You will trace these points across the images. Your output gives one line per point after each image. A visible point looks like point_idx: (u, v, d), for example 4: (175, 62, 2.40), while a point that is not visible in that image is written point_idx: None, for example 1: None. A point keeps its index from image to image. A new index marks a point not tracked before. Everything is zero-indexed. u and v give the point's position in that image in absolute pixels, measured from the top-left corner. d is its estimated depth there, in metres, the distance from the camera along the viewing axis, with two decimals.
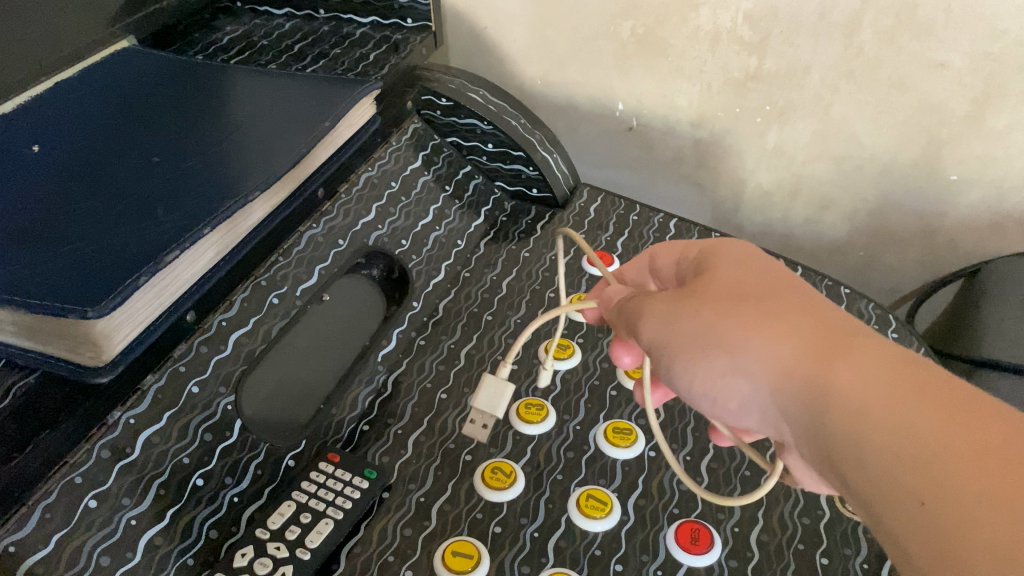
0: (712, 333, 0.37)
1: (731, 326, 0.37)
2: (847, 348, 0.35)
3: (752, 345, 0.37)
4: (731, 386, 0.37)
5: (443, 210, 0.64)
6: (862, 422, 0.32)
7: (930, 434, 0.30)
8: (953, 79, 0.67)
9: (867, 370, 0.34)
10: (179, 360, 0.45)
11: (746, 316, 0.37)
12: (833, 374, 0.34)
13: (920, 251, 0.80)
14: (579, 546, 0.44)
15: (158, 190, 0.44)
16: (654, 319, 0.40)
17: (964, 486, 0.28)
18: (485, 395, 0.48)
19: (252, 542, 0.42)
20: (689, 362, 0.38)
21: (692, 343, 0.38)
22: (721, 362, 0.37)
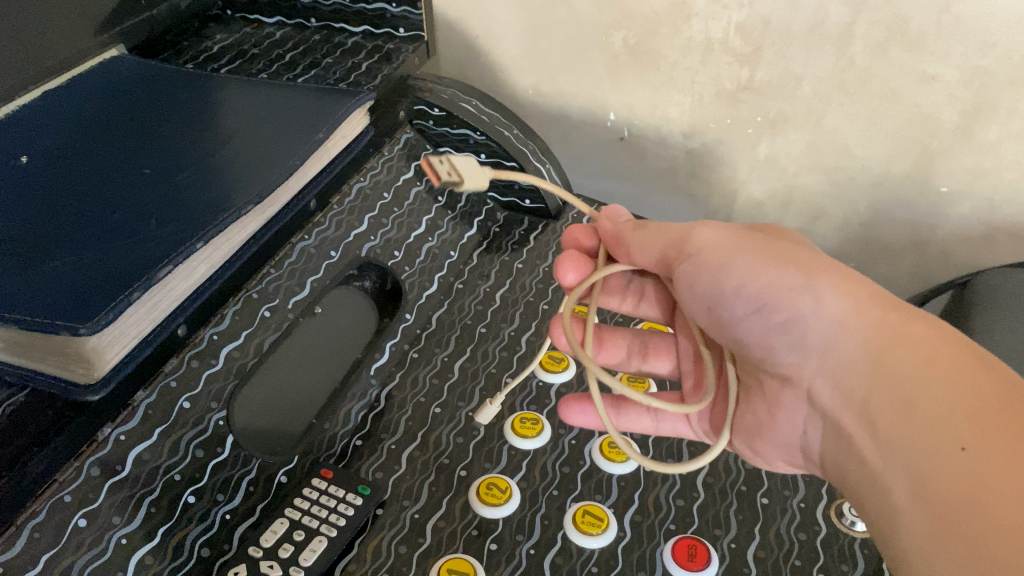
0: (799, 264, 0.43)
1: (822, 269, 0.43)
2: (915, 319, 0.41)
3: (831, 282, 0.42)
4: (790, 304, 0.42)
5: (436, 221, 0.64)
6: (927, 367, 0.38)
7: (993, 400, 0.36)
8: (944, 91, 0.67)
9: (934, 336, 0.39)
10: (171, 375, 0.44)
11: (835, 269, 0.43)
12: (904, 329, 0.40)
13: (911, 263, 0.80)
14: (576, 563, 0.44)
15: (151, 202, 0.44)
16: (732, 242, 0.45)
17: (1008, 439, 0.34)
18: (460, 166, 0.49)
19: (245, 560, 0.41)
20: (760, 276, 0.43)
21: (770, 266, 0.43)
22: (794, 283, 0.42)
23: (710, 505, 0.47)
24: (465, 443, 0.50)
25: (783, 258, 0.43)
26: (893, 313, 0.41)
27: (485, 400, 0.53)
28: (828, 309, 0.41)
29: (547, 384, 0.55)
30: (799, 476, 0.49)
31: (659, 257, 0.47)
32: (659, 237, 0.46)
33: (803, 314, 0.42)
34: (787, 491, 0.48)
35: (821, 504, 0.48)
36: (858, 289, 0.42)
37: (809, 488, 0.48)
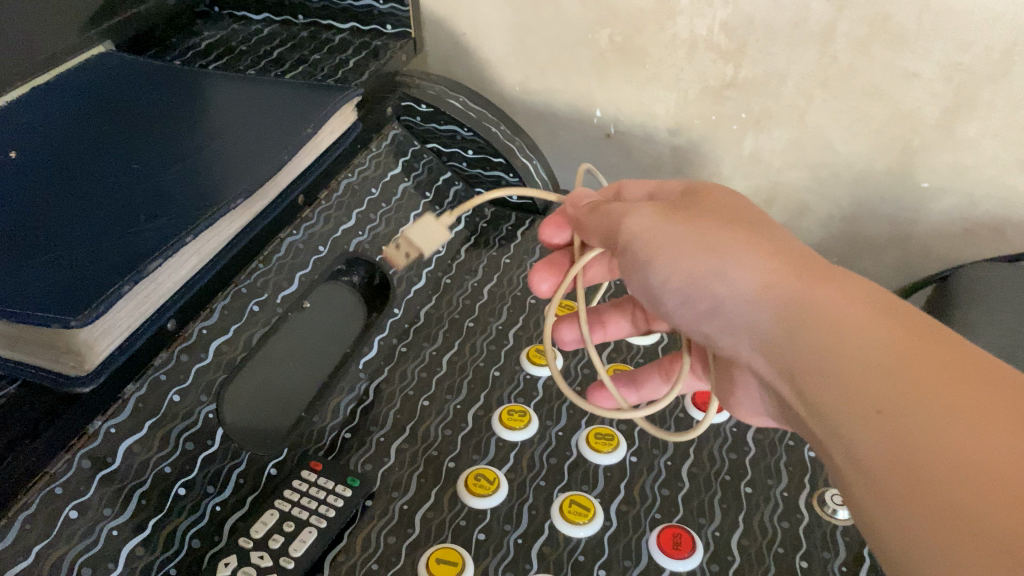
0: (703, 239, 0.39)
1: (732, 241, 0.39)
2: (829, 274, 0.37)
3: (741, 253, 0.38)
4: (705, 288, 0.39)
5: (423, 216, 0.64)
6: (845, 332, 0.34)
7: (920, 358, 0.31)
8: (925, 88, 0.68)
9: (860, 294, 0.36)
10: (160, 368, 0.45)
11: (734, 233, 0.39)
12: (813, 292, 0.36)
13: (894, 257, 0.81)
14: (563, 552, 0.44)
15: (139, 197, 0.44)
16: (644, 222, 0.42)
17: (941, 402, 0.29)
18: (420, 231, 0.51)
19: (235, 552, 0.42)
20: (669, 255, 0.40)
21: (679, 245, 0.40)
22: (702, 261, 0.39)
23: (695, 495, 0.48)
24: (453, 435, 0.51)
25: (691, 235, 0.40)
26: (803, 271, 0.37)
27: (473, 393, 0.54)
28: (739, 285, 0.37)
29: (534, 377, 0.55)
30: (783, 465, 0.50)
31: (605, 243, 0.45)
32: (601, 226, 0.45)
33: (718, 294, 0.38)
34: (770, 480, 0.49)
35: (804, 493, 0.48)
36: (771, 255, 0.38)
37: (792, 477, 0.49)
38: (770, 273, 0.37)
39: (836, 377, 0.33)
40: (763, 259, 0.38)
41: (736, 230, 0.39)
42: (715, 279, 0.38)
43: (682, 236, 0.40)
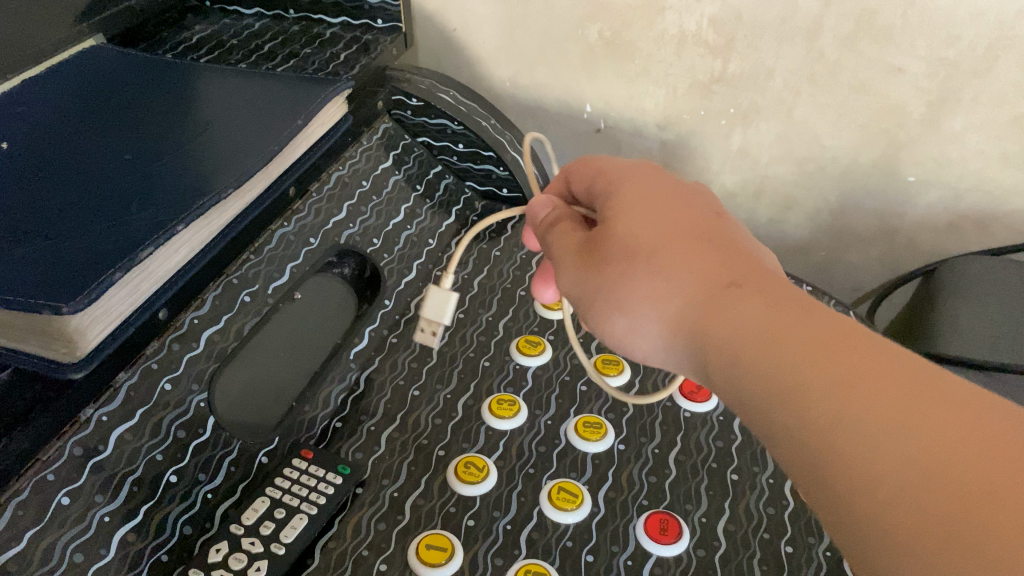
0: (611, 292, 0.41)
1: (633, 291, 0.41)
2: (723, 295, 0.38)
3: (644, 302, 0.40)
4: (635, 343, 0.42)
5: (414, 209, 0.65)
6: (743, 369, 0.36)
7: (806, 378, 0.33)
8: (911, 83, 0.69)
9: (749, 313, 0.37)
10: (152, 357, 0.45)
11: (634, 273, 0.41)
12: (709, 332, 0.38)
13: (880, 250, 0.83)
14: (551, 538, 0.45)
15: (129, 187, 0.44)
16: (568, 281, 0.44)
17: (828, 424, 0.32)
18: (431, 305, 0.51)
19: (226, 538, 0.42)
20: (594, 314, 0.43)
21: (597, 303, 0.42)
22: (619, 321, 0.42)
23: (682, 481, 0.48)
24: (443, 424, 0.51)
25: (601, 294, 0.42)
26: (703, 300, 0.39)
27: (463, 383, 0.54)
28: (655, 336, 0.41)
29: (523, 367, 0.56)
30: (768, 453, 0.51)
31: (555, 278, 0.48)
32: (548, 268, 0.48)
33: (648, 345, 0.42)
34: (756, 467, 0.50)
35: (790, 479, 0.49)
36: (669, 293, 0.40)
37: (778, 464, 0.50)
38: (675, 314, 0.39)
39: (749, 409, 0.36)
40: (666, 302, 0.40)
41: (632, 269, 0.41)
42: (637, 333, 0.42)
43: (593, 289, 0.42)
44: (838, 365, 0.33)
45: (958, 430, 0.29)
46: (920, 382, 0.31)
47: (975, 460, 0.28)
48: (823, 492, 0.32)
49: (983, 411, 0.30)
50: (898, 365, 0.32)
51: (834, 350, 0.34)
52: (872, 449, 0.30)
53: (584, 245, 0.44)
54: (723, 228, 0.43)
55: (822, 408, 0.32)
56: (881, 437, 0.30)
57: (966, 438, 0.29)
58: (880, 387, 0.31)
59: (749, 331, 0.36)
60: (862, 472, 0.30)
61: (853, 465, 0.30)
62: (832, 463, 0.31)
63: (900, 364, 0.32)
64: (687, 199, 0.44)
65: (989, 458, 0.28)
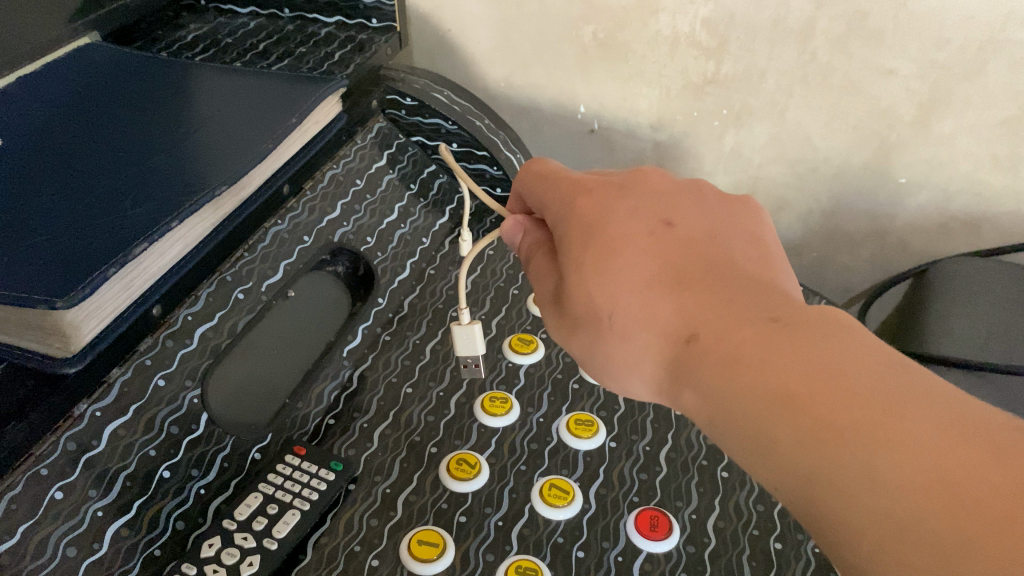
0: (593, 357, 0.41)
1: (610, 354, 0.40)
2: (688, 356, 0.37)
3: (622, 367, 0.40)
4: (631, 389, 0.42)
5: (408, 208, 0.65)
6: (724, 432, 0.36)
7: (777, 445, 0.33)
8: (902, 85, 0.70)
9: (714, 368, 0.36)
10: (145, 354, 0.45)
11: (602, 338, 0.40)
12: (686, 391, 0.37)
13: (871, 251, 0.83)
14: (542, 534, 0.45)
15: (123, 183, 0.45)
16: (553, 332, 0.44)
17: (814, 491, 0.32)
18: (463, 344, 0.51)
19: (219, 533, 0.43)
20: (585, 368, 0.43)
21: (585, 362, 0.42)
22: (609, 378, 0.42)
23: (672, 478, 0.49)
24: (435, 421, 0.51)
25: (585, 356, 0.42)
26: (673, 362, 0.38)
27: (456, 381, 0.54)
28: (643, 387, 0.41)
29: (516, 365, 0.56)
30: None
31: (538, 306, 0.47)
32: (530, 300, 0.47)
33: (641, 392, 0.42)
34: None
35: None
36: (641, 350, 0.39)
37: None
38: (657, 373, 0.39)
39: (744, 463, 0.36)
40: (644, 364, 0.39)
41: (602, 337, 0.40)
42: (629, 386, 0.42)
43: (576, 348, 0.42)
44: (804, 420, 0.32)
45: (930, 482, 0.29)
46: (887, 422, 0.30)
47: (951, 518, 0.28)
48: (824, 548, 0.32)
49: (957, 445, 0.29)
50: (863, 403, 0.31)
51: (798, 398, 0.33)
52: (854, 509, 0.30)
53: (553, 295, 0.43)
54: (677, 241, 0.40)
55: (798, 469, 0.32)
56: (858, 497, 0.30)
57: (939, 491, 0.28)
58: (855, 450, 0.30)
59: (717, 391, 0.35)
60: (847, 532, 0.30)
61: (839, 525, 0.31)
62: (820, 521, 0.32)
63: (866, 400, 0.31)
64: (631, 210, 0.41)
65: (965, 510, 0.28)
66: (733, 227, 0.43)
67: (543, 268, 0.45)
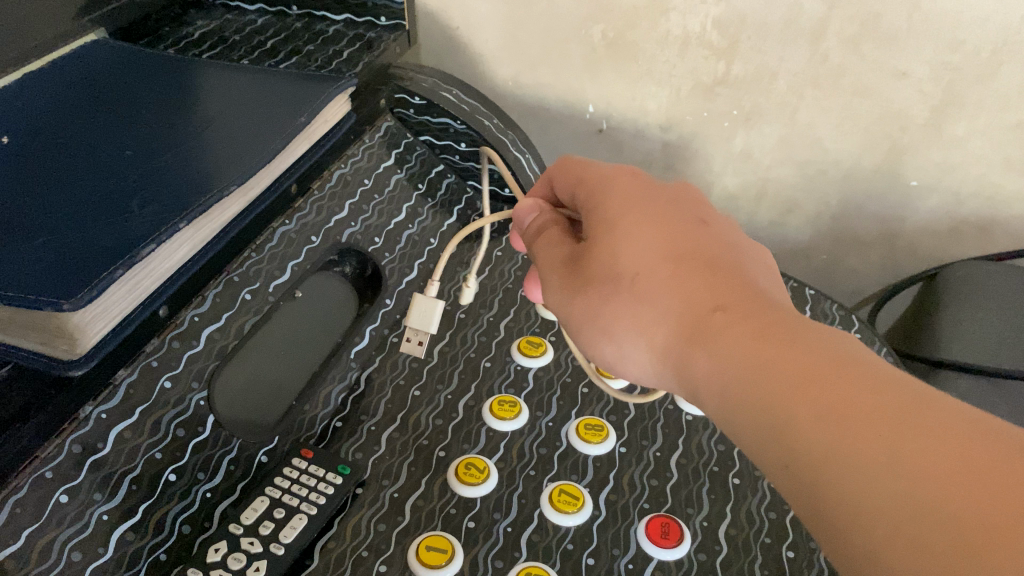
0: (597, 319, 0.41)
1: (618, 315, 0.40)
2: (706, 323, 0.37)
3: (627, 331, 0.40)
4: (625, 367, 0.42)
5: (415, 208, 0.64)
6: (729, 399, 0.35)
7: (789, 412, 0.32)
8: (915, 87, 0.69)
9: (735, 339, 0.35)
10: (152, 355, 0.45)
11: (616, 297, 0.40)
12: (696, 360, 0.37)
13: (881, 254, 0.83)
14: (551, 541, 0.45)
15: (131, 183, 0.44)
16: (555, 299, 0.43)
17: (818, 457, 0.31)
18: (418, 315, 0.53)
19: (225, 537, 0.42)
20: (583, 338, 0.42)
21: (584, 328, 0.42)
22: (607, 346, 0.41)
23: (683, 485, 0.48)
24: (444, 424, 0.51)
25: (588, 318, 0.41)
26: (686, 328, 0.37)
27: (464, 383, 0.54)
28: (642, 360, 0.40)
29: (525, 368, 0.56)
30: None
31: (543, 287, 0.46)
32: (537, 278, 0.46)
33: (636, 368, 0.41)
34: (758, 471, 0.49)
35: None
36: (654, 318, 0.39)
37: None
38: (660, 342, 0.39)
39: (744, 439, 0.35)
40: (651, 331, 0.39)
41: (616, 296, 0.40)
42: (626, 358, 0.41)
43: (579, 312, 0.42)
44: (826, 397, 0.32)
45: (949, 466, 0.28)
46: (914, 410, 0.30)
47: (967, 500, 0.27)
48: (819, 523, 0.31)
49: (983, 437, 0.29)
50: (890, 393, 0.31)
51: (822, 377, 0.32)
52: (864, 484, 0.29)
53: (567, 264, 0.43)
54: (708, 235, 0.41)
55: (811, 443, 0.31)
56: (872, 473, 0.29)
57: (957, 474, 0.28)
58: (873, 421, 0.30)
59: (734, 361, 0.35)
60: (852, 501, 0.29)
61: (845, 502, 0.30)
62: (821, 492, 0.31)
63: (893, 391, 0.31)
64: (671, 203, 0.42)
65: (982, 493, 0.27)
66: (760, 252, 0.43)
67: (561, 243, 0.44)
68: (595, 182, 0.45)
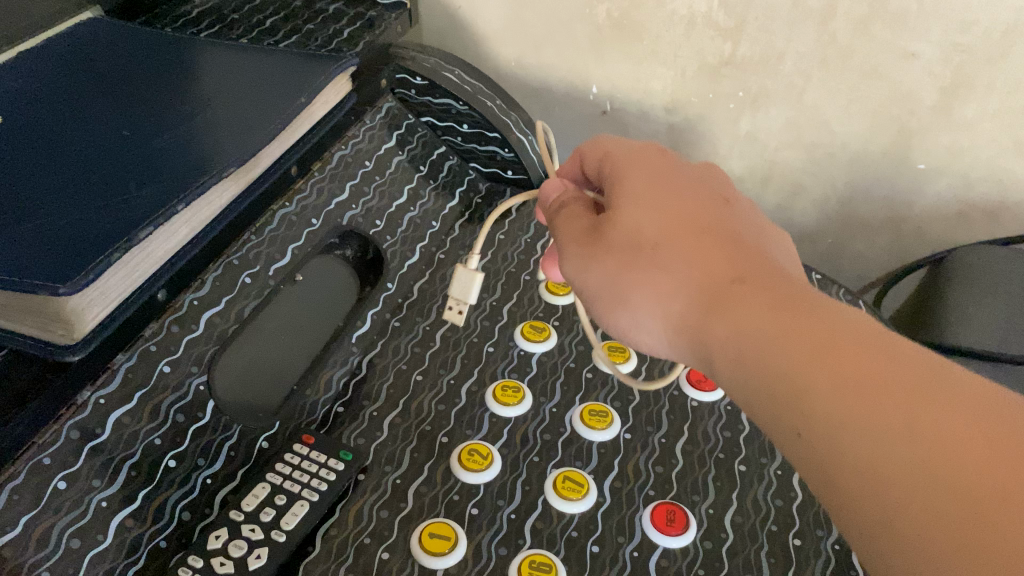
0: (612, 287, 0.40)
1: (636, 282, 0.39)
2: (727, 291, 0.37)
3: (644, 298, 0.39)
4: (636, 337, 0.41)
5: (417, 191, 0.63)
6: (746, 365, 0.35)
7: (808, 378, 0.32)
8: (925, 69, 0.68)
9: (757, 308, 0.35)
10: (151, 339, 0.44)
11: (635, 263, 0.39)
12: (712, 329, 0.37)
13: (887, 239, 0.82)
14: (556, 528, 0.44)
15: (128, 165, 0.43)
16: (568, 266, 0.42)
17: (836, 424, 0.31)
18: (459, 284, 0.53)
19: (226, 524, 0.42)
20: (595, 306, 0.41)
21: (597, 296, 0.41)
22: (620, 314, 0.40)
23: (689, 472, 0.48)
24: (447, 410, 0.50)
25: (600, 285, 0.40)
26: (705, 295, 0.37)
27: (467, 368, 0.53)
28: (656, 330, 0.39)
29: (528, 353, 0.55)
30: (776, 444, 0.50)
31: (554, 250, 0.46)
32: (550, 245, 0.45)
33: (649, 338, 0.40)
34: (764, 458, 0.49)
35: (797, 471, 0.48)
36: (672, 287, 0.38)
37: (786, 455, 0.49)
38: (676, 309, 0.38)
39: (758, 406, 0.35)
40: (668, 298, 0.38)
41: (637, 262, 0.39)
42: (638, 327, 0.40)
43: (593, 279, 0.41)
44: (845, 366, 0.32)
45: (971, 436, 0.28)
46: (935, 379, 0.30)
47: (988, 469, 0.27)
48: (834, 490, 0.31)
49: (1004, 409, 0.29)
50: (910, 362, 0.31)
51: (842, 347, 0.32)
52: (884, 451, 0.29)
53: (585, 233, 0.42)
54: (728, 211, 0.41)
55: (830, 413, 0.31)
56: (893, 443, 0.29)
57: (982, 440, 0.28)
58: (895, 390, 0.30)
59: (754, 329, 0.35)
60: (872, 467, 0.29)
61: (863, 477, 0.29)
62: (839, 458, 0.30)
63: (912, 364, 0.31)
64: (694, 181, 0.42)
65: (1007, 458, 0.27)
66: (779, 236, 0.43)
67: (581, 213, 0.44)
68: (616, 158, 0.45)
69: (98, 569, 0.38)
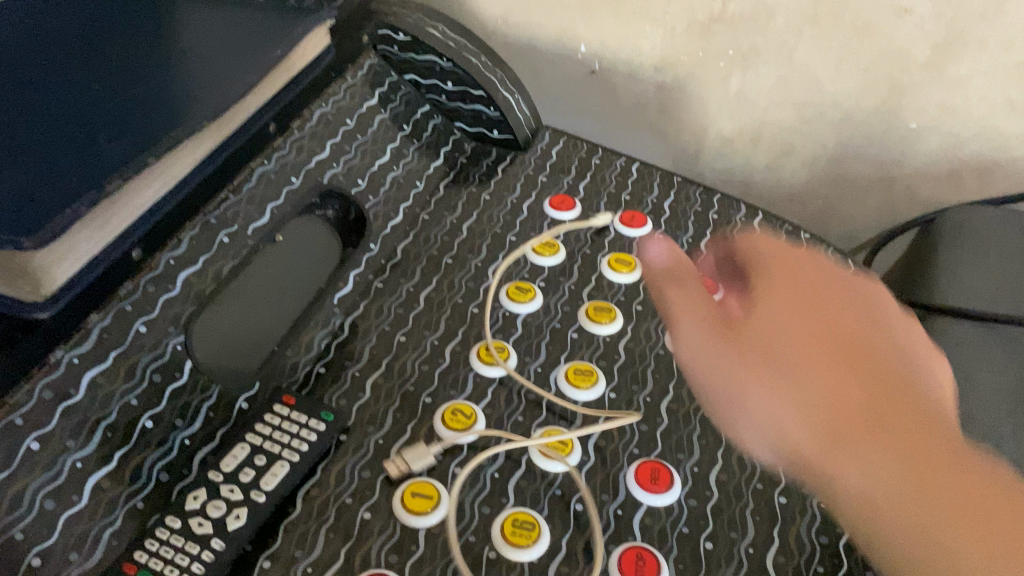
0: (695, 311, 0.41)
1: (702, 325, 0.40)
2: (788, 360, 0.37)
3: (690, 333, 0.41)
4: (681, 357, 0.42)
5: (400, 149, 0.62)
6: (779, 395, 0.37)
7: (850, 420, 0.35)
8: (917, 25, 0.67)
9: (804, 371, 0.37)
10: (126, 299, 0.44)
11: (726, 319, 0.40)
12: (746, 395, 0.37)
13: (878, 199, 0.81)
14: (540, 486, 0.43)
15: (99, 117, 0.42)
16: (678, 293, 0.42)
17: (872, 463, 0.34)
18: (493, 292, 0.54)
19: (204, 485, 0.41)
20: (676, 325, 0.42)
21: (682, 305, 0.42)
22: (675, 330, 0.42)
23: (674, 431, 0.47)
24: (430, 371, 0.50)
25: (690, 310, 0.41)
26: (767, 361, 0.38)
27: (451, 329, 0.52)
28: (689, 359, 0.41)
29: (513, 315, 0.54)
30: None
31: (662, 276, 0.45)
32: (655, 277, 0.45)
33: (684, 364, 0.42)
34: None
35: None
36: (722, 349, 0.39)
37: None
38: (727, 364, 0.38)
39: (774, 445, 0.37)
40: (726, 345, 0.39)
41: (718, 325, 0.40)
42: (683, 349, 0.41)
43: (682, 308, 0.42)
44: (890, 434, 0.35)
45: (964, 536, 0.32)
46: (937, 460, 0.34)
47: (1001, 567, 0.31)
48: (850, 521, 0.35)
49: (1002, 508, 0.32)
50: (929, 437, 0.34)
51: (881, 421, 0.35)
52: (904, 495, 0.33)
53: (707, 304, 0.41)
54: (841, 314, 0.39)
55: (865, 456, 0.34)
56: (908, 523, 0.33)
57: (974, 540, 0.32)
58: (909, 447, 0.34)
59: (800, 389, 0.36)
60: (906, 535, 0.33)
61: (865, 496, 0.34)
62: (858, 505, 0.34)
63: (939, 434, 0.35)
64: (818, 285, 0.41)
65: (998, 553, 0.31)
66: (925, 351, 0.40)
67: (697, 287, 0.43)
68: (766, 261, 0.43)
69: (72, 531, 0.37)
